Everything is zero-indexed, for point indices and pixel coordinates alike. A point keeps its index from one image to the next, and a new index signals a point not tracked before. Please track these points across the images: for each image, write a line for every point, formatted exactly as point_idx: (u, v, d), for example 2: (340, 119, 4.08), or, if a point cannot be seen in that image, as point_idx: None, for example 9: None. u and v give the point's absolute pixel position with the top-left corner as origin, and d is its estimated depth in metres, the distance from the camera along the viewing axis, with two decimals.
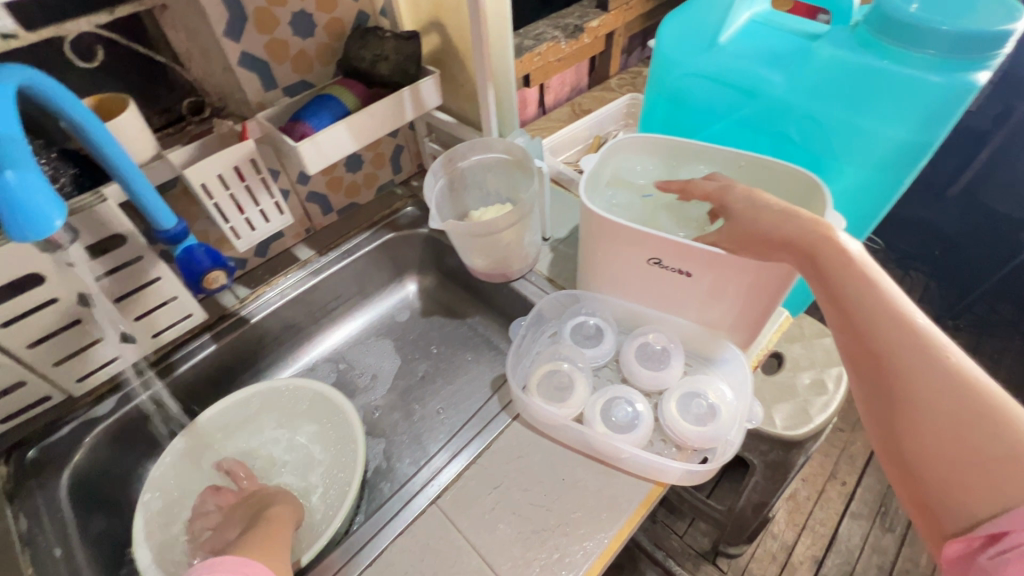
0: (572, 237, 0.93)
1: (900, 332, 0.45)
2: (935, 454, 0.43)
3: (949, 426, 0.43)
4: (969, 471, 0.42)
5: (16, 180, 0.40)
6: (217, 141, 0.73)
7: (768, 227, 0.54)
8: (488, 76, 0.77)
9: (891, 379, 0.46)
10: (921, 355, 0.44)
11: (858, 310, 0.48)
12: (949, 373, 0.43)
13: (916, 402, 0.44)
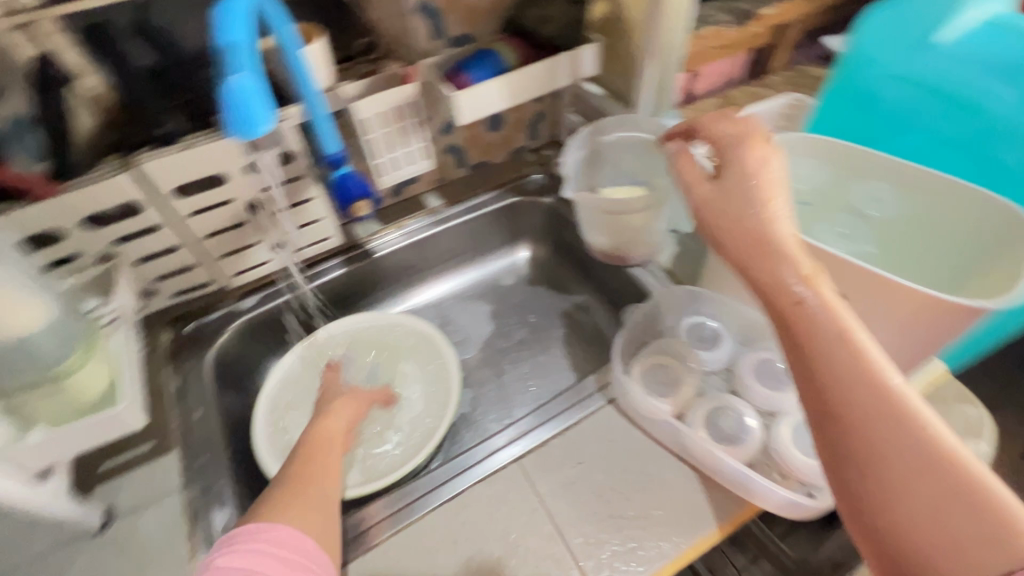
0: (703, 234, 0.88)
1: (875, 373, 0.34)
2: (922, 538, 0.31)
3: (942, 504, 0.31)
4: (967, 566, 0.30)
5: (238, 82, 0.45)
6: (383, 80, 0.77)
7: (744, 206, 0.44)
8: (654, 50, 0.75)
9: (857, 438, 0.34)
10: (887, 408, 0.33)
11: (810, 339, 0.36)
12: (935, 434, 0.32)
13: (917, 480, 0.32)
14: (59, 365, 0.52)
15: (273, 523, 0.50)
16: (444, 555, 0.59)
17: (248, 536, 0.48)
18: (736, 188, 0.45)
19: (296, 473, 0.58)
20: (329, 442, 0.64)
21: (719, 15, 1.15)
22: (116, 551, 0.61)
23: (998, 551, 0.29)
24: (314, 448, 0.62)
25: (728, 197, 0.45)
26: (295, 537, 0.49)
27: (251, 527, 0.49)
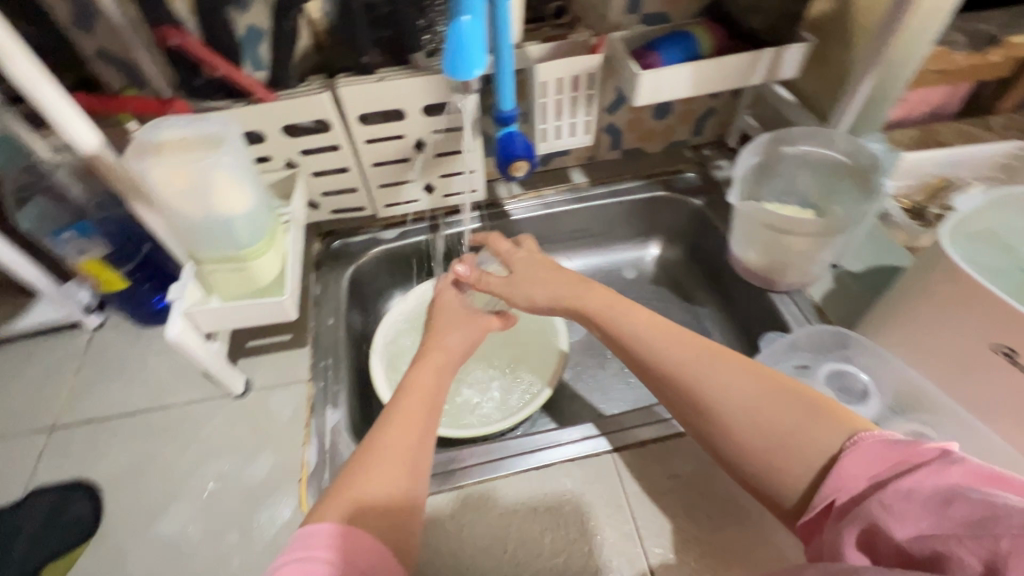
0: (866, 277, 0.79)
1: (688, 350, 0.51)
2: (756, 442, 0.45)
3: (762, 415, 0.46)
4: (791, 448, 0.44)
5: (466, 25, 0.47)
6: (569, 46, 0.76)
7: (532, 286, 0.66)
8: (879, 61, 0.66)
9: (704, 403, 0.48)
10: (712, 366, 0.49)
11: (633, 343, 0.55)
12: (750, 370, 0.48)
13: (726, 403, 0.47)
14: (245, 250, 0.59)
15: (326, 528, 0.39)
16: (522, 517, 0.61)
17: (311, 539, 0.39)
18: (527, 271, 0.68)
19: (380, 431, 0.48)
20: (429, 384, 0.54)
21: (953, 34, 0.99)
22: (249, 417, 0.71)
23: (803, 433, 0.44)
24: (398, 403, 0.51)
25: (563, 284, 0.64)
26: (359, 542, 0.39)
27: (313, 527, 0.40)
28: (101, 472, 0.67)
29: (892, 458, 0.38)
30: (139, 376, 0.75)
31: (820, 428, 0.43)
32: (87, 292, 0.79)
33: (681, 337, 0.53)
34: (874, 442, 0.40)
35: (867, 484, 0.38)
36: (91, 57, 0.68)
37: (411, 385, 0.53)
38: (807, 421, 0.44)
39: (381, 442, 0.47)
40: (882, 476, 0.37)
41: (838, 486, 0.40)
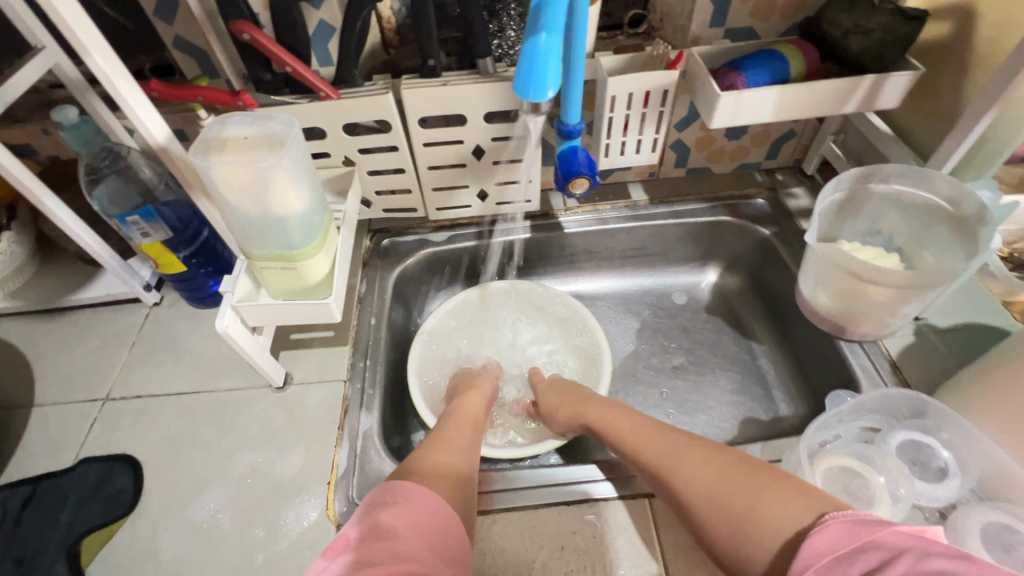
0: (955, 334, 0.71)
1: (662, 444, 0.55)
2: (721, 524, 0.45)
3: (721, 496, 0.46)
4: (749, 529, 0.43)
5: (543, 43, 0.43)
6: (644, 59, 0.72)
7: (555, 416, 0.71)
8: (1001, 99, 0.58)
9: (672, 490, 0.51)
10: (680, 458, 0.52)
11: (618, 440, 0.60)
12: (718, 458, 0.50)
13: (692, 484, 0.49)
14: (296, 250, 0.59)
15: (408, 490, 0.46)
16: (546, 553, 0.58)
17: (381, 495, 0.45)
18: (553, 398, 0.73)
19: (419, 452, 0.54)
20: (460, 437, 0.60)
21: None
22: (287, 411, 0.71)
23: (759, 512, 0.43)
24: (433, 439, 0.58)
25: (579, 401, 0.69)
26: (437, 504, 0.46)
27: (386, 487, 0.46)
28: (144, 448, 0.69)
29: (859, 535, 0.34)
30: (188, 357, 0.78)
31: (777, 507, 0.42)
32: (148, 270, 0.82)
33: (660, 433, 0.57)
34: (847, 520, 0.37)
35: (831, 560, 0.35)
36: (169, 44, 0.70)
37: (446, 437, 0.58)
38: (764, 501, 0.43)
39: (426, 458, 0.53)
40: (848, 552, 0.34)
41: (804, 565, 0.36)
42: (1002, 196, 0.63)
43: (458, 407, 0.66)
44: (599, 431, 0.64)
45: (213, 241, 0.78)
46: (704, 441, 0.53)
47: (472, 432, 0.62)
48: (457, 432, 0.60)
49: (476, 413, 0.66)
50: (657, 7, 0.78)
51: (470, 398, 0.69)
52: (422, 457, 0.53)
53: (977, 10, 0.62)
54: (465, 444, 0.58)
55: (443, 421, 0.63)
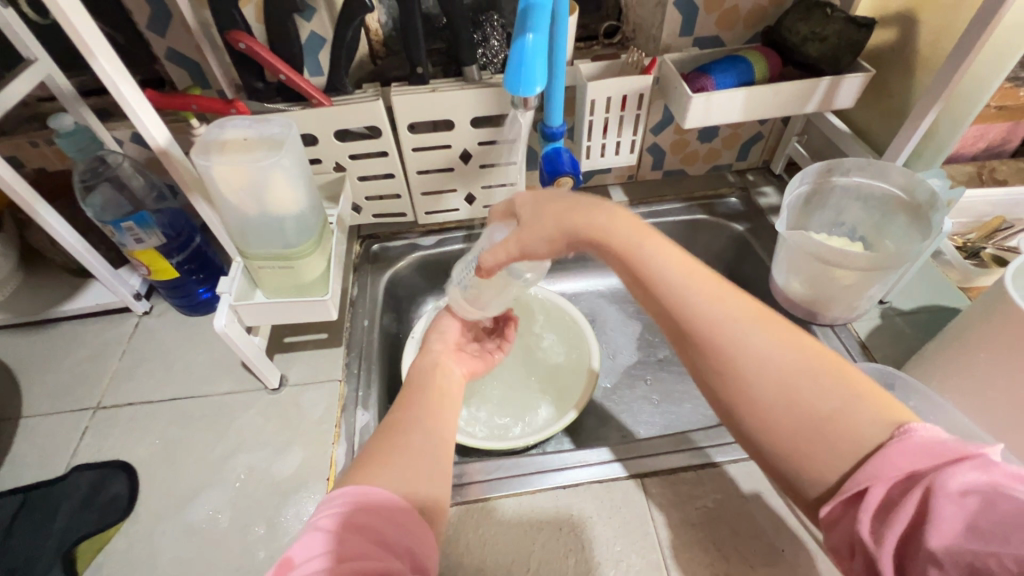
0: (918, 316, 0.76)
1: (715, 300, 0.41)
2: (788, 422, 0.37)
3: (794, 385, 0.38)
4: (831, 431, 0.36)
5: (531, 43, 0.47)
6: (620, 67, 0.76)
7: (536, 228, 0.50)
8: (943, 96, 0.64)
9: (725, 363, 0.40)
10: (746, 328, 0.40)
11: (653, 282, 0.43)
12: (788, 336, 0.39)
13: (752, 370, 0.39)
14: (293, 249, 0.61)
15: (368, 495, 0.39)
16: (545, 536, 0.60)
17: (330, 501, 0.39)
18: (533, 218, 0.50)
19: (382, 435, 0.49)
20: (431, 411, 0.53)
21: (1016, 72, 0.97)
22: (283, 412, 0.72)
23: (845, 419, 0.36)
24: (403, 412, 0.52)
25: (562, 210, 0.48)
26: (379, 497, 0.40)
27: (337, 492, 0.40)
28: (138, 454, 0.69)
29: (936, 453, 0.32)
30: (180, 363, 0.78)
31: (869, 416, 0.36)
32: (138, 279, 0.83)
33: (707, 279, 0.43)
34: (921, 436, 0.33)
35: (903, 476, 0.32)
36: (161, 56, 0.72)
37: (413, 411, 0.52)
38: (854, 405, 0.36)
39: (400, 446, 0.47)
40: (922, 470, 0.32)
41: (876, 474, 0.33)
42: (950, 184, 0.68)
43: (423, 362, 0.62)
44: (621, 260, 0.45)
45: (205, 248, 0.80)
46: (764, 307, 0.42)
47: (442, 391, 0.58)
48: (424, 399, 0.55)
49: (442, 372, 0.62)
50: (630, 19, 0.83)
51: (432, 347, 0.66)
52: (395, 442, 0.47)
53: (918, 18, 0.69)
54: (436, 414, 0.53)
55: (413, 387, 0.58)
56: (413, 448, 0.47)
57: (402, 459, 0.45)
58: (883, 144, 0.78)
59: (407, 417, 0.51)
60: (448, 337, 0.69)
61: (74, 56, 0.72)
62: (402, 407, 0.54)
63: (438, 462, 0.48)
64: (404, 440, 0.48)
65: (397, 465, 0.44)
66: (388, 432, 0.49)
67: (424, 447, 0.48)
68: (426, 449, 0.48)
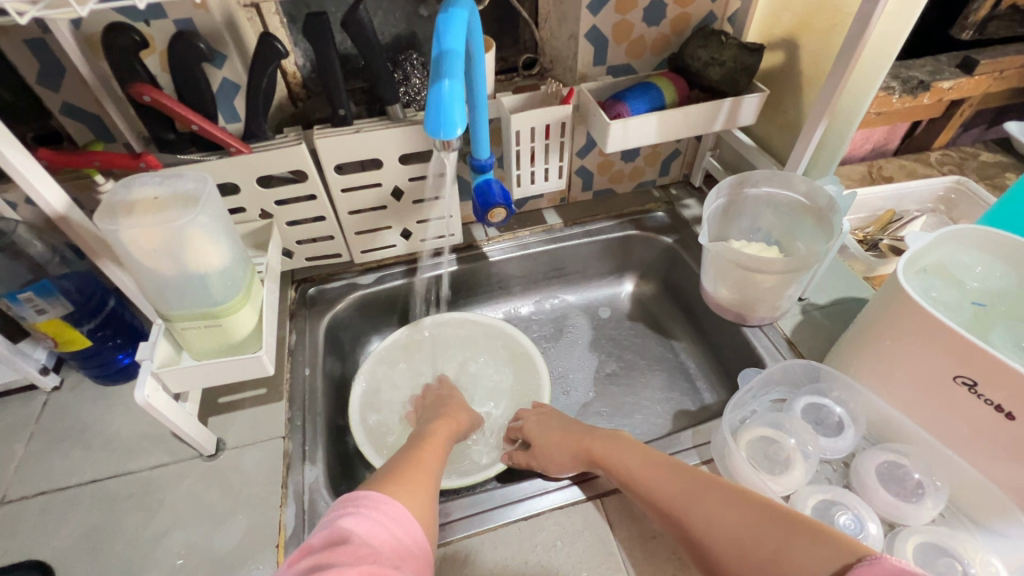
0: (833, 308, 0.83)
1: (677, 485, 0.53)
2: (751, 573, 0.43)
3: (746, 542, 0.44)
4: (781, 573, 0.41)
5: (448, 87, 0.47)
6: (541, 98, 0.79)
7: (548, 447, 0.67)
8: (828, 109, 0.70)
9: (692, 533, 0.49)
10: (698, 499, 0.50)
11: (633, 481, 0.57)
12: (732, 495, 0.48)
13: (709, 532, 0.47)
14: (219, 306, 0.58)
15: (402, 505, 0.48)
16: (512, 572, 0.59)
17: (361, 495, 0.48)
18: (545, 440, 0.68)
19: (383, 471, 0.54)
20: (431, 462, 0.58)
21: (888, 81, 1.10)
22: (221, 480, 0.67)
23: (784, 555, 0.41)
24: (408, 457, 0.58)
25: (562, 435, 0.67)
26: (397, 510, 0.47)
27: (376, 494, 0.48)
28: (55, 549, 0.62)
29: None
30: (100, 441, 0.71)
31: (806, 547, 0.41)
32: (44, 351, 0.75)
33: (671, 471, 0.55)
34: (888, 562, 0.36)
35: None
36: (56, 111, 0.67)
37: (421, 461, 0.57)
38: (792, 543, 0.42)
39: (409, 476, 0.53)
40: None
41: None
42: (844, 188, 0.75)
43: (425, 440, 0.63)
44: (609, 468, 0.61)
45: (121, 311, 0.74)
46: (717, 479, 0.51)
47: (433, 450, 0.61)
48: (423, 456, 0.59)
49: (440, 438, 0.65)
50: (546, 51, 0.87)
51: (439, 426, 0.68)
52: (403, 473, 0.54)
53: (799, 43, 0.76)
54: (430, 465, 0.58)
55: (415, 447, 0.61)
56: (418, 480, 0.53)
57: (408, 488, 0.51)
58: (785, 154, 0.85)
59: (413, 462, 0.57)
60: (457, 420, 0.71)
61: None
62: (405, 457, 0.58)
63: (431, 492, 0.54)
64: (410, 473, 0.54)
65: (406, 484, 0.52)
66: (394, 470, 0.54)
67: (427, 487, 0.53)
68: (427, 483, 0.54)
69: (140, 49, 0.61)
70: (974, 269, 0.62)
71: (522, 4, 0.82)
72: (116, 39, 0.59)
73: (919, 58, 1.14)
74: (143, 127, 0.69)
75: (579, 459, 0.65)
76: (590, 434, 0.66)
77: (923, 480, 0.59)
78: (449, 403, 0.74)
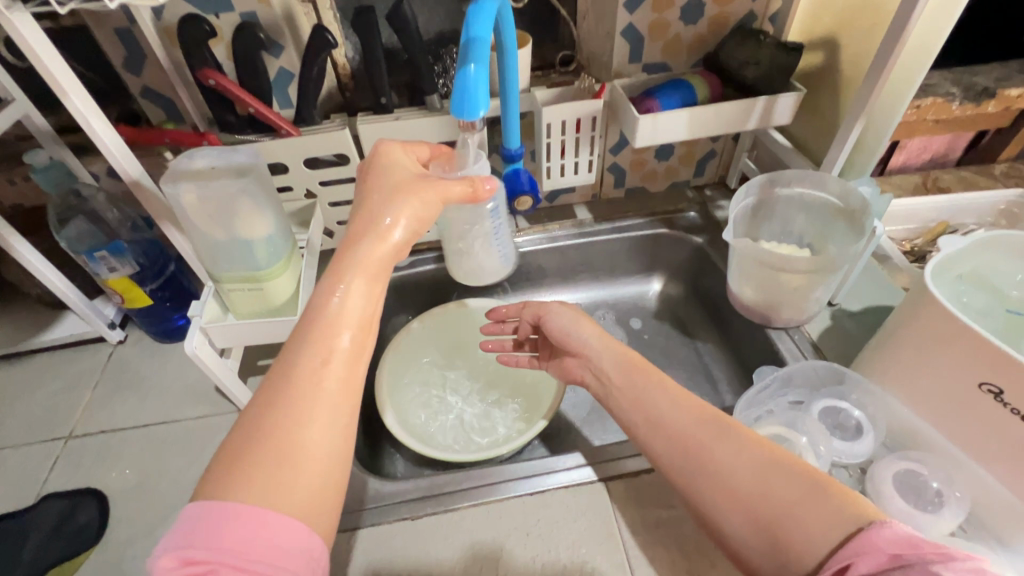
0: (866, 316, 0.80)
1: (695, 416, 0.50)
2: (763, 516, 0.42)
3: (769, 488, 0.42)
4: (801, 524, 0.39)
5: (473, 72, 0.50)
6: (574, 93, 0.81)
7: (570, 327, 0.66)
8: (865, 109, 0.69)
9: (705, 466, 0.46)
10: (720, 436, 0.47)
11: (647, 404, 0.53)
12: (758, 438, 0.46)
13: (727, 471, 0.45)
14: (262, 271, 0.63)
15: (285, 519, 0.36)
16: (514, 541, 0.61)
17: (208, 526, 0.34)
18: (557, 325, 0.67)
19: (254, 428, 0.38)
20: (342, 381, 0.41)
21: (949, 87, 1.04)
22: None
23: (809, 507, 0.40)
24: (294, 385, 0.40)
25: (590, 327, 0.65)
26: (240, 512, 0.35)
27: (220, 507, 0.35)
28: (109, 481, 0.69)
29: (919, 545, 0.33)
30: (154, 391, 0.79)
31: (831, 505, 0.39)
32: (113, 308, 0.84)
33: (689, 403, 0.52)
34: (896, 529, 0.35)
35: (887, 558, 0.34)
36: (136, 94, 0.75)
37: (314, 393, 0.40)
38: (820, 496, 0.40)
39: (298, 458, 0.38)
40: (907, 556, 0.33)
41: (854, 552, 0.36)
42: (879, 191, 0.74)
43: (326, 305, 0.43)
44: (629, 398, 0.55)
45: (179, 276, 0.82)
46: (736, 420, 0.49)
47: (353, 334, 0.43)
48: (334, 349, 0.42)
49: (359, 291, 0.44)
50: (584, 49, 0.89)
51: (362, 249, 0.46)
52: (279, 441, 0.38)
53: (841, 42, 0.75)
54: (351, 386, 0.42)
55: (314, 336, 0.42)
56: (305, 449, 0.38)
57: (284, 476, 0.37)
58: (821, 156, 0.83)
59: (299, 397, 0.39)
60: (394, 234, 0.48)
61: (52, 97, 0.75)
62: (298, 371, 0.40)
63: (344, 439, 0.41)
64: (295, 439, 0.38)
65: (273, 473, 0.37)
66: (274, 434, 0.38)
67: (325, 456, 0.39)
68: (337, 431, 0.40)
69: (209, 38, 0.68)
70: (1014, 278, 0.59)
71: (562, 3, 0.85)
72: (189, 29, 0.66)
73: (986, 64, 1.08)
74: (208, 110, 0.76)
75: (601, 340, 0.62)
76: (622, 360, 0.59)
77: (943, 490, 0.58)
78: (405, 194, 0.51)
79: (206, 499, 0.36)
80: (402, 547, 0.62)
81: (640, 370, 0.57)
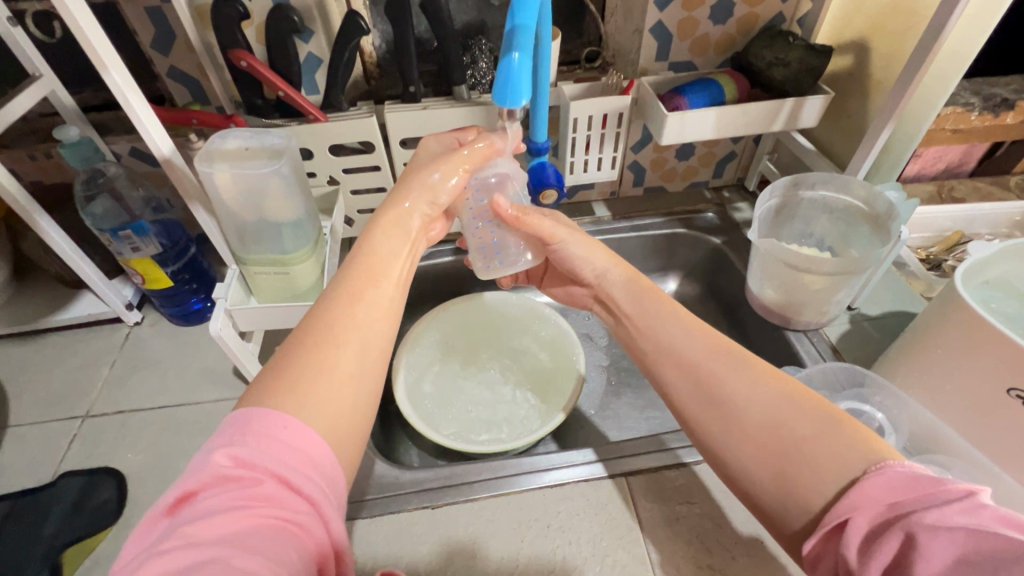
0: (886, 321, 0.81)
1: (705, 348, 0.48)
2: (772, 450, 0.40)
3: (782, 423, 0.41)
4: (814, 457, 0.38)
5: (517, 62, 0.50)
6: (601, 88, 0.81)
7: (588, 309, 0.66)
8: (897, 113, 0.69)
9: (715, 397, 0.44)
10: (733, 367, 0.45)
11: (656, 333, 0.51)
12: (771, 370, 0.44)
13: (738, 406, 0.43)
14: (290, 255, 0.64)
15: (308, 431, 0.36)
16: (533, 533, 0.61)
17: (249, 427, 0.35)
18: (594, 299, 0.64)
19: (290, 354, 0.40)
20: (372, 317, 0.44)
21: (969, 97, 1.04)
22: None
23: (823, 443, 0.38)
24: (330, 324, 0.42)
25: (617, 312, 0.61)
26: (281, 426, 0.36)
27: (263, 418, 0.36)
28: (125, 462, 0.69)
29: (919, 491, 0.32)
30: (170, 373, 0.78)
31: (846, 442, 0.38)
32: (131, 289, 0.84)
33: (701, 333, 0.49)
34: (895, 472, 0.34)
35: (885, 509, 0.33)
36: (163, 75, 0.75)
37: (353, 322, 0.42)
38: (837, 432, 0.39)
39: (328, 375, 0.39)
40: (906, 504, 0.32)
41: (854, 505, 0.34)
42: (906, 196, 0.74)
43: (371, 258, 0.48)
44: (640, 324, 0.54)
45: (199, 259, 0.82)
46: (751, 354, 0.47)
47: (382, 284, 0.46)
48: (371, 292, 0.45)
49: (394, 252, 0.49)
50: (610, 45, 0.89)
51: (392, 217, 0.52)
52: (319, 363, 0.40)
53: (871, 45, 0.76)
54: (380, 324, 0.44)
55: (354, 280, 0.45)
56: (344, 370, 0.40)
57: (327, 390, 0.38)
58: (846, 160, 0.84)
59: (340, 324, 0.42)
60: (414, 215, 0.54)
61: (79, 75, 0.75)
62: (337, 305, 0.43)
63: (381, 360, 0.43)
64: (330, 360, 0.40)
65: (302, 389, 0.38)
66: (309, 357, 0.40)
67: (354, 378, 0.40)
68: (367, 362, 0.42)
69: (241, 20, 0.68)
70: None
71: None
72: (222, 10, 0.65)
73: (1005, 76, 1.08)
74: (235, 93, 0.76)
75: (616, 266, 0.60)
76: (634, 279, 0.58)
77: None
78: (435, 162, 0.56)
79: (247, 406, 0.37)
80: (420, 535, 0.61)
81: (656, 295, 0.55)
